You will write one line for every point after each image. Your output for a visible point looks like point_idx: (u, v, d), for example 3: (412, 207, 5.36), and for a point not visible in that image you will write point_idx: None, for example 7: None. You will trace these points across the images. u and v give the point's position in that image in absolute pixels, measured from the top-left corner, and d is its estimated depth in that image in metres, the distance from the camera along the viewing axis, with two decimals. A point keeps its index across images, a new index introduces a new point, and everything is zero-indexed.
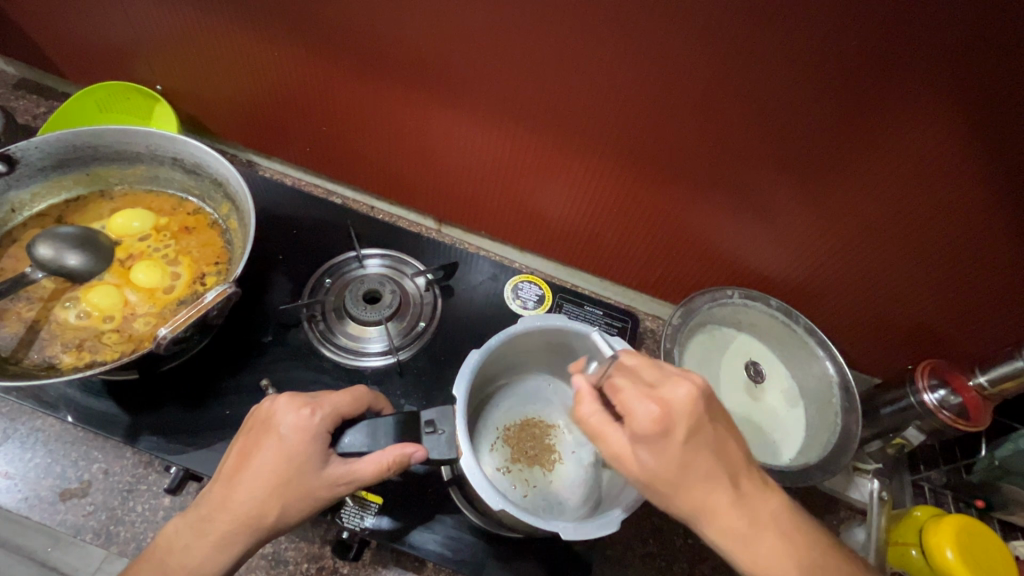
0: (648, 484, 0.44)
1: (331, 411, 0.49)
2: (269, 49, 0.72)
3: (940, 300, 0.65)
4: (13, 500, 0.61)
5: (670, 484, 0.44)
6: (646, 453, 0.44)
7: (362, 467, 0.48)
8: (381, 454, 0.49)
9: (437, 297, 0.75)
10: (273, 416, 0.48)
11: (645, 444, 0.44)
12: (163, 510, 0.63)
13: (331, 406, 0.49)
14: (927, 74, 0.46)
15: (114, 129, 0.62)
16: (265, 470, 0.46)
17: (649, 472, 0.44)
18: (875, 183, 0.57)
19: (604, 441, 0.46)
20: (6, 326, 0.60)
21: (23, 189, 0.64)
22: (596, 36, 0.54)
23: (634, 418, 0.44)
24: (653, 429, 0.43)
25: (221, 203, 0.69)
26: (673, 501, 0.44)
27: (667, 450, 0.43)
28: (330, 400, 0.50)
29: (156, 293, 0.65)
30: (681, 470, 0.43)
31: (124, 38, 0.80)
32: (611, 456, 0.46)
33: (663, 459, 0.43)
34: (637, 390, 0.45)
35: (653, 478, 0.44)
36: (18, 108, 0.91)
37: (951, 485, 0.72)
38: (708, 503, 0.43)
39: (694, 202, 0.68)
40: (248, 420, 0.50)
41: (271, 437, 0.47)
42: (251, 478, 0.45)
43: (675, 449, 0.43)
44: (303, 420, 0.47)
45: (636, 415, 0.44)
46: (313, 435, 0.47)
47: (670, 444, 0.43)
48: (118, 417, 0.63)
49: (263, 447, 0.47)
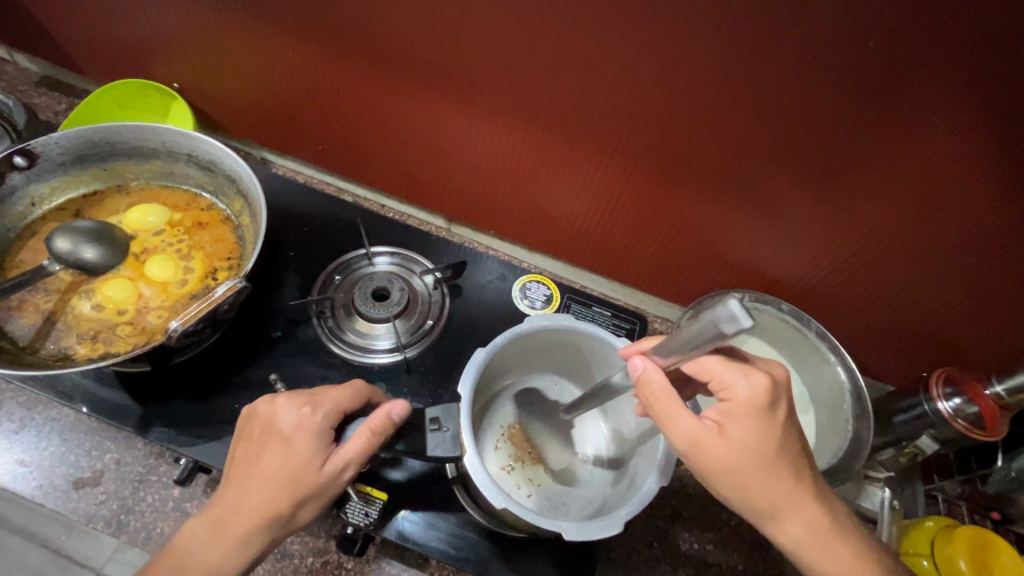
0: (732, 468, 0.44)
1: (330, 407, 0.49)
2: (282, 47, 0.73)
3: (957, 306, 0.64)
4: (29, 487, 0.63)
5: (761, 462, 0.44)
6: (742, 430, 0.44)
7: (362, 448, 0.48)
8: (362, 426, 0.48)
9: (445, 296, 0.75)
10: (275, 416, 0.48)
11: (746, 420, 0.44)
12: (172, 501, 0.64)
13: (329, 402, 0.49)
14: (945, 74, 0.45)
15: (132, 126, 0.63)
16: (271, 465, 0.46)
17: (737, 453, 0.44)
18: (888, 186, 0.56)
19: (692, 421, 0.45)
20: (24, 316, 0.61)
21: (42, 184, 0.65)
22: (606, 37, 0.54)
23: (734, 392, 0.45)
24: (762, 402, 0.45)
25: (234, 198, 0.70)
26: (760, 484, 0.44)
27: (769, 425, 0.44)
28: (330, 397, 0.50)
29: (169, 287, 0.66)
30: (770, 448, 0.44)
31: (143, 37, 0.81)
32: (691, 441, 0.45)
33: (761, 434, 0.44)
34: (736, 365, 0.46)
35: (748, 457, 0.44)
36: (40, 105, 0.93)
37: (966, 497, 0.70)
38: (788, 484, 0.44)
39: (705, 204, 0.68)
40: (248, 418, 0.50)
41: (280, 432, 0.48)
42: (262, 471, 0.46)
43: (775, 424, 0.45)
44: (303, 419, 0.48)
45: (739, 387, 0.45)
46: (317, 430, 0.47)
47: (776, 418, 0.45)
48: (131, 409, 0.64)
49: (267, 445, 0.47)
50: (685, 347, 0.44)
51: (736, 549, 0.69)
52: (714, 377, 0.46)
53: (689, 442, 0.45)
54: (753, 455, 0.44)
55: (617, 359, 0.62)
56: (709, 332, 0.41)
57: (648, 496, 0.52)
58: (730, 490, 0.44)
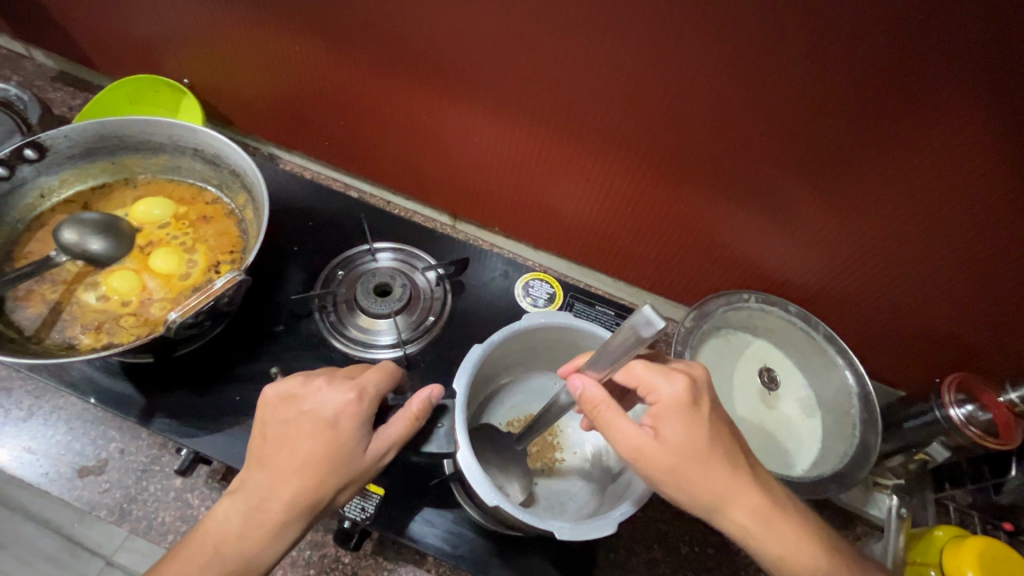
0: (674, 469, 0.45)
1: (374, 394, 0.51)
2: (288, 43, 0.74)
3: (969, 309, 0.62)
4: (35, 474, 0.64)
5: (697, 458, 0.45)
6: (674, 430, 0.45)
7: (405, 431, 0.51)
8: (406, 409, 0.51)
9: (447, 292, 0.75)
10: (316, 397, 0.49)
11: (673, 419, 0.45)
12: (173, 491, 0.65)
13: (373, 388, 0.51)
14: (956, 67, 0.44)
15: (139, 120, 0.64)
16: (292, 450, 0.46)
17: (673, 452, 0.45)
18: (897, 185, 0.55)
19: (630, 429, 0.46)
20: (31, 306, 0.63)
21: (52, 176, 0.66)
22: (607, 31, 0.53)
23: (657, 393, 0.47)
24: (686, 400, 0.46)
25: (238, 192, 0.71)
26: (700, 484, 0.44)
27: (696, 421, 0.46)
28: (370, 382, 0.51)
29: (172, 279, 0.66)
30: (704, 443, 0.45)
31: (154, 33, 0.83)
32: (632, 447, 0.46)
33: (691, 432, 0.45)
34: (657, 368, 0.48)
35: (684, 456, 0.45)
36: (56, 99, 0.95)
37: (977, 506, 0.68)
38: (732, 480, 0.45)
39: (710, 202, 0.67)
40: (263, 405, 0.50)
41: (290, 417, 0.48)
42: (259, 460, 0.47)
43: (703, 419, 0.46)
44: (350, 404, 0.49)
45: (660, 386, 0.47)
46: (321, 418, 0.48)
47: (700, 414, 0.46)
48: (134, 399, 0.65)
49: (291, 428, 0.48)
50: (613, 358, 0.46)
51: (737, 553, 0.68)
52: (638, 382, 0.48)
53: (631, 447, 0.46)
54: (688, 453, 0.45)
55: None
56: (629, 338, 0.44)
57: (643, 496, 0.51)
58: (709, 487, 0.44)
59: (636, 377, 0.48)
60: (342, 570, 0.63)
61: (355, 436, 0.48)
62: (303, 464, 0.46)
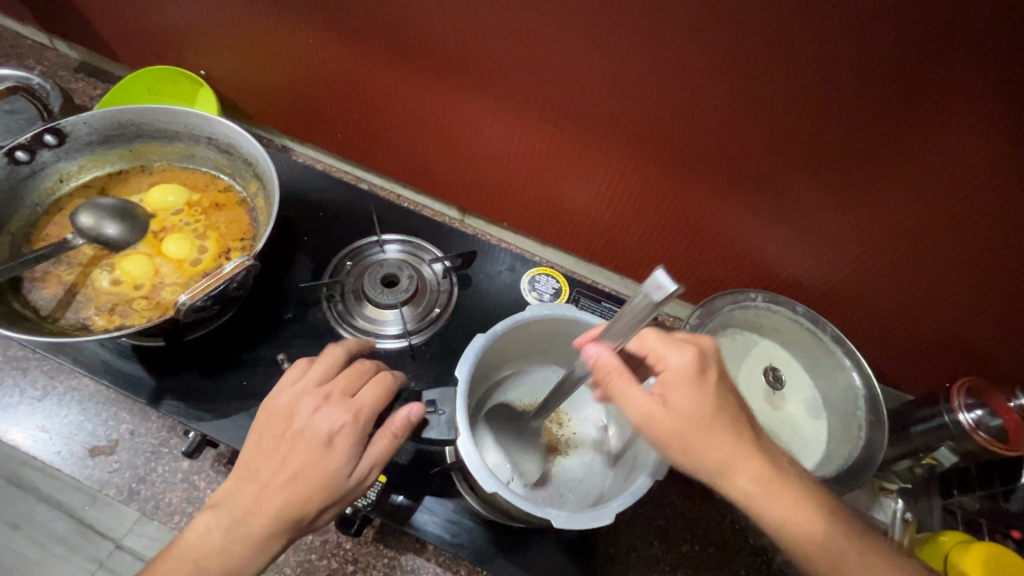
0: (680, 435, 0.45)
1: (370, 414, 0.51)
2: (302, 36, 0.75)
3: (980, 312, 0.61)
4: (49, 452, 0.66)
5: (705, 425, 0.45)
6: (682, 398, 0.45)
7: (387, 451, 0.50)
8: (383, 431, 0.51)
9: (453, 285, 0.76)
10: (312, 416, 0.49)
11: (680, 387, 0.46)
12: (181, 473, 0.66)
13: (369, 408, 0.51)
14: (969, 66, 0.43)
15: (155, 108, 0.66)
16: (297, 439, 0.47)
17: (679, 418, 0.45)
18: (907, 186, 0.54)
19: (639, 398, 0.46)
20: (48, 287, 0.64)
21: (70, 161, 0.68)
22: (616, 27, 0.53)
23: (665, 361, 0.47)
24: (694, 369, 0.46)
25: (250, 181, 0.72)
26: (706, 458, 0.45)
27: (705, 388, 0.46)
28: (365, 402, 0.51)
29: (184, 265, 0.68)
30: (711, 410, 0.45)
31: (173, 25, 0.84)
32: (641, 415, 0.46)
33: (700, 399, 0.46)
34: (669, 338, 0.48)
35: (691, 424, 0.45)
36: (77, 89, 0.97)
37: (985, 514, 0.65)
38: (736, 447, 0.45)
39: (718, 200, 0.66)
40: (260, 417, 0.51)
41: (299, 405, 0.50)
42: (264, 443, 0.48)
43: (709, 388, 0.46)
44: (342, 426, 0.49)
45: (670, 353, 0.47)
46: (316, 436, 0.48)
47: (708, 383, 0.46)
48: (144, 381, 0.67)
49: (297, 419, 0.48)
50: (627, 326, 0.46)
51: (738, 553, 0.68)
52: (649, 349, 0.49)
53: (637, 413, 0.46)
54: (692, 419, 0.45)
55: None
56: (642, 306, 0.44)
57: (641, 489, 0.51)
58: (714, 456, 0.45)
59: (646, 346, 0.49)
60: (344, 556, 0.63)
61: (353, 437, 0.49)
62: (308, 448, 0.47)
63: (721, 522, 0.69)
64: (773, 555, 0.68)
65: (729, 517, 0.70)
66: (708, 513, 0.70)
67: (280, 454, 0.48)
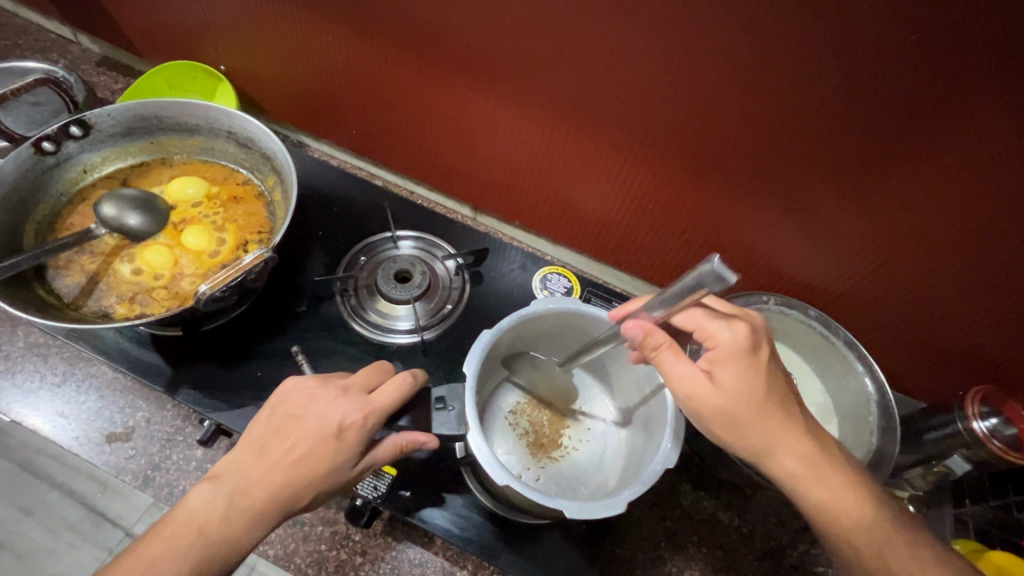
0: (725, 410, 0.46)
1: (383, 412, 0.51)
2: (321, 34, 0.76)
3: (995, 320, 0.61)
4: (67, 437, 0.68)
5: (753, 404, 0.46)
6: (729, 375, 0.46)
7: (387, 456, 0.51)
8: (395, 437, 0.52)
9: (465, 282, 0.76)
10: (326, 411, 0.49)
11: (726, 364, 0.47)
12: (195, 461, 0.68)
13: (383, 406, 0.51)
14: (988, 71, 0.43)
15: (177, 102, 0.67)
16: (311, 428, 0.48)
17: (726, 394, 0.46)
18: (925, 192, 0.54)
19: (682, 375, 0.47)
20: (70, 275, 0.65)
21: (94, 153, 0.70)
22: (634, 28, 0.54)
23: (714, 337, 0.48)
24: (744, 344, 0.47)
25: (268, 175, 0.73)
26: None
27: (754, 365, 0.47)
28: (381, 401, 0.51)
29: (203, 256, 0.69)
30: (759, 389, 0.46)
31: (195, 21, 0.86)
32: (687, 390, 0.47)
33: (749, 375, 0.47)
34: (718, 314, 0.49)
35: (736, 402, 0.46)
36: (99, 83, 0.99)
37: (997, 524, 0.64)
38: None
39: (731, 202, 0.66)
40: (273, 396, 0.52)
41: (312, 395, 0.51)
42: (280, 433, 0.49)
43: (761, 365, 0.47)
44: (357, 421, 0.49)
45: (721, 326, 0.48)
46: (329, 430, 0.48)
47: (758, 360, 0.47)
48: (161, 369, 0.68)
49: (311, 412, 0.49)
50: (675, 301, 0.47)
51: (744, 557, 0.68)
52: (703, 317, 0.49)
53: (684, 387, 0.47)
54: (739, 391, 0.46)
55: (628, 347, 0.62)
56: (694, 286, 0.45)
57: (652, 476, 0.52)
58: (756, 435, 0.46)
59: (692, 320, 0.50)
60: (352, 547, 0.64)
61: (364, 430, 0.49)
62: (322, 439, 0.48)
63: (729, 525, 0.69)
64: (780, 560, 0.68)
65: (736, 520, 0.70)
66: (715, 515, 0.70)
67: (288, 443, 0.48)
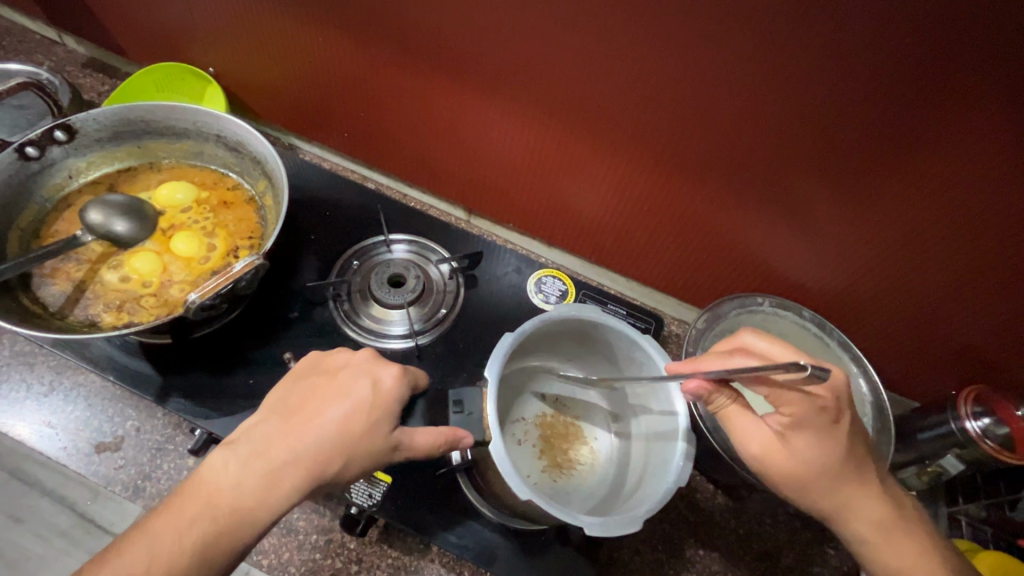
0: (797, 478, 0.49)
1: (383, 406, 0.49)
2: (312, 36, 0.75)
3: (987, 321, 0.61)
4: (55, 447, 0.67)
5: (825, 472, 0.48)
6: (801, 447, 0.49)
7: (425, 445, 0.51)
8: (436, 429, 0.52)
9: (460, 286, 0.76)
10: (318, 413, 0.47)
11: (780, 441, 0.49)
12: (186, 470, 0.67)
13: (381, 398, 0.49)
14: (980, 75, 0.43)
15: (165, 106, 0.66)
16: (347, 384, 0.49)
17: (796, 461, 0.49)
18: (921, 198, 0.54)
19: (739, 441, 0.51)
20: (56, 283, 0.64)
21: (80, 158, 0.68)
22: (627, 31, 0.53)
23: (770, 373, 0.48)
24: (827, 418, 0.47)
25: (259, 179, 0.72)
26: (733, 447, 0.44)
27: (832, 436, 0.48)
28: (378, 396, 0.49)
29: (193, 262, 0.68)
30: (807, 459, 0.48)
31: (183, 23, 0.84)
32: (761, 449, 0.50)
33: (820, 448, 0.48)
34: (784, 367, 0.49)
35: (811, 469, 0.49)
36: (85, 85, 0.98)
37: (991, 522, 0.66)
38: None
39: (725, 205, 0.66)
40: (273, 400, 0.50)
41: (348, 356, 0.53)
42: (305, 394, 0.49)
43: (840, 436, 0.48)
44: (346, 420, 0.47)
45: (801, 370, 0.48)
46: (321, 433, 0.46)
47: (838, 429, 0.48)
48: (151, 378, 0.67)
49: (349, 368, 0.51)
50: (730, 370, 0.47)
51: (742, 559, 0.68)
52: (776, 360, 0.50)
53: (756, 445, 0.50)
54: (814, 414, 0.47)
55: (638, 356, 0.62)
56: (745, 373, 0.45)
57: (675, 485, 0.53)
58: (812, 497, 0.49)
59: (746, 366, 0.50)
60: (347, 556, 0.64)
61: (360, 427, 0.47)
62: (317, 444, 0.46)
63: (726, 525, 0.69)
64: (777, 560, 0.68)
65: (733, 522, 0.70)
66: (713, 517, 0.70)
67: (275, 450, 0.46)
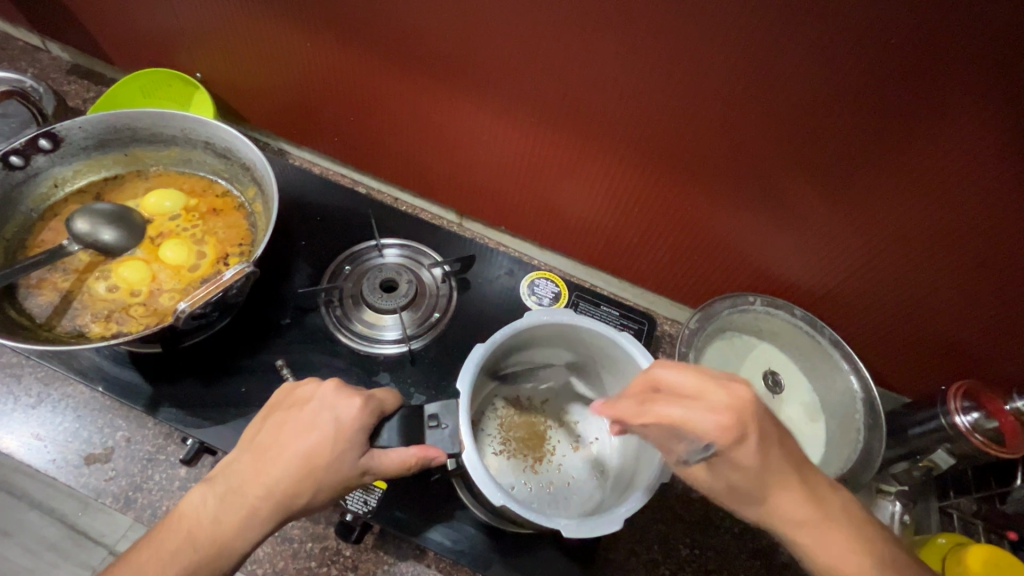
0: None
1: (349, 431, 0.48)
2: (300, 40, 0.74)
3: (976, 316, 0.62)
4: (43, 460, 0.65)
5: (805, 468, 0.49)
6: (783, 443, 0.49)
7: (381, 463, 0.49)
8: (405, 452, 0.50)
9: (453, 289, 0.76)
10: (280, 443, 0.47)
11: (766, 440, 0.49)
12: (178, 481, 0.66)
13: (345, 425, 0.48)
14: (968, 71, 0.44)
15: (151, 112, 0.65)
16: (310, 417, 0.48)
17: None
18: (910, 195, 0.55)
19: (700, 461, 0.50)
20: (43, 294, 0.64)
21: (65, 166, 0.68)
22: (615, 34, 0.54)
23: (699, 429, 0.43)
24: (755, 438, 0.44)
25: (248, 186, 0.71)
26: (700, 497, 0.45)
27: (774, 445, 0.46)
28: (340, 423, 0.48)
29: (182, 271, 0.68)
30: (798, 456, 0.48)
31: (169, 28, 0.83)
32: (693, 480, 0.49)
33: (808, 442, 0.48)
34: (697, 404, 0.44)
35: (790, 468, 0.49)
36: (70, 92, 0.96)
37: (982, 516, 0.67)
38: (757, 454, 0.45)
39: (716, 205, 0.66)
40: (246, 435, 0.50)
41: (315, 386, 0.50)
42: (275, 429, 0.48)
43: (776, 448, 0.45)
44: (312, 446, 0.47)
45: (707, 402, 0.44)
46: (293, 462, 0.46)
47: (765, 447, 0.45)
48: (141, 388, 0.66)
49: (316, 400, 0.49)
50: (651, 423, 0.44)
51: (736, 557, 0.68)
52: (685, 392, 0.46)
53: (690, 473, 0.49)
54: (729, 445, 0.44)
55: (619, 355, 0.62)
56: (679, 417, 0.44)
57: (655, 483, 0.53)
58: None
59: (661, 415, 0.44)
60: (343, 563, 0.63)
61: (329, 453, 0.47)
62: (286, 476, 0.46)
63: (721, 524, 0.70)
64: (772, 557, 0.68)
65: (727, 520, 0.70)
66: (708, 516, 0.70)
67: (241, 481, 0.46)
